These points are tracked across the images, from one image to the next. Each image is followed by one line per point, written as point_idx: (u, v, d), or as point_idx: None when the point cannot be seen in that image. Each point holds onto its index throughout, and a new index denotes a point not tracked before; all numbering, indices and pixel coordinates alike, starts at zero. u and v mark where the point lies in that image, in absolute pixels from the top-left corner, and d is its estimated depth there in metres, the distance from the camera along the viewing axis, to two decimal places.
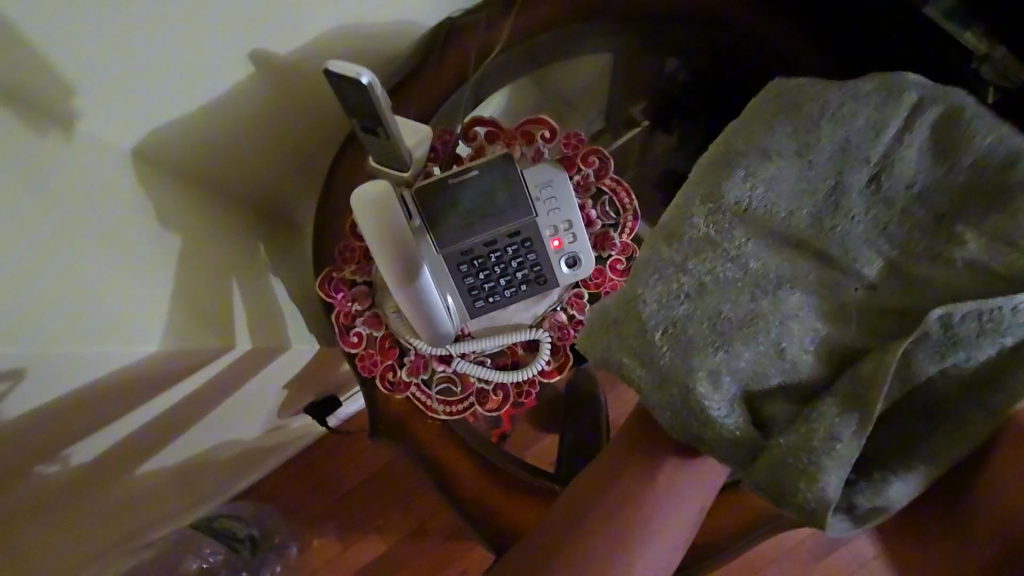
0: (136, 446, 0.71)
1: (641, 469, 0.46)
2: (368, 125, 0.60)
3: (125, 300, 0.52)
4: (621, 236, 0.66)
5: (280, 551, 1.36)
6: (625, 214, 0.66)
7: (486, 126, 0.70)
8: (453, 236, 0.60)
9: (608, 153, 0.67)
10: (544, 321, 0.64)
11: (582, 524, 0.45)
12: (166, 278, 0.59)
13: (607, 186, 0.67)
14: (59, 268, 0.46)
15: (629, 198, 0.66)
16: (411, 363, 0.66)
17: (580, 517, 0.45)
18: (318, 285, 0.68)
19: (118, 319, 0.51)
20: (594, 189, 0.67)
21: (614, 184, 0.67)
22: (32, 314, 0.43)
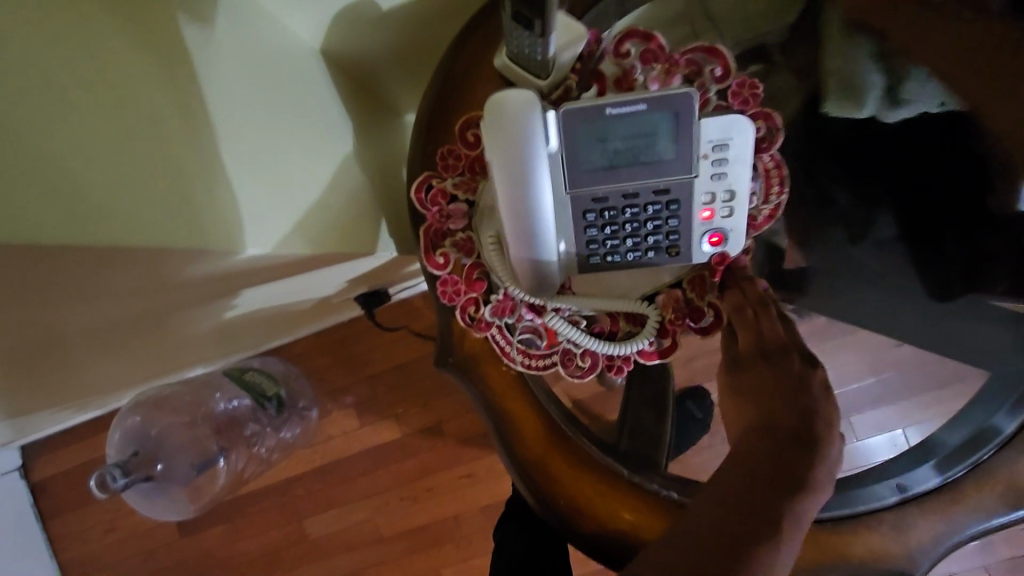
0: (182, 298, 0.67)
1: (794, 462, 0.42)
2: (523, 14, 0.48)
3: (214, 188, 0.45)
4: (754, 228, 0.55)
5: (302, 414, 1.40)
6: (765, 205, 0.55)
7: (643, 42, 0.56)
8: (590, 178, 0.50)
9: (780, 123, 0.55)
10: (658, 296, 0.56)
11: (739, 494, 0.39)
12: (272, 153, 0.54)
13: (764, 164, 0.55)
14: (137, 132, 0.40)
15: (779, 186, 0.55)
16: (498, 302, 0.59)
17: (739, 491, 0.39)
18: (413, 190, 0.60)
19: (211, 207, 0.44)
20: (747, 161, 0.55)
21: (772, 167, 0.55)
22: (104, 169, 0.36)
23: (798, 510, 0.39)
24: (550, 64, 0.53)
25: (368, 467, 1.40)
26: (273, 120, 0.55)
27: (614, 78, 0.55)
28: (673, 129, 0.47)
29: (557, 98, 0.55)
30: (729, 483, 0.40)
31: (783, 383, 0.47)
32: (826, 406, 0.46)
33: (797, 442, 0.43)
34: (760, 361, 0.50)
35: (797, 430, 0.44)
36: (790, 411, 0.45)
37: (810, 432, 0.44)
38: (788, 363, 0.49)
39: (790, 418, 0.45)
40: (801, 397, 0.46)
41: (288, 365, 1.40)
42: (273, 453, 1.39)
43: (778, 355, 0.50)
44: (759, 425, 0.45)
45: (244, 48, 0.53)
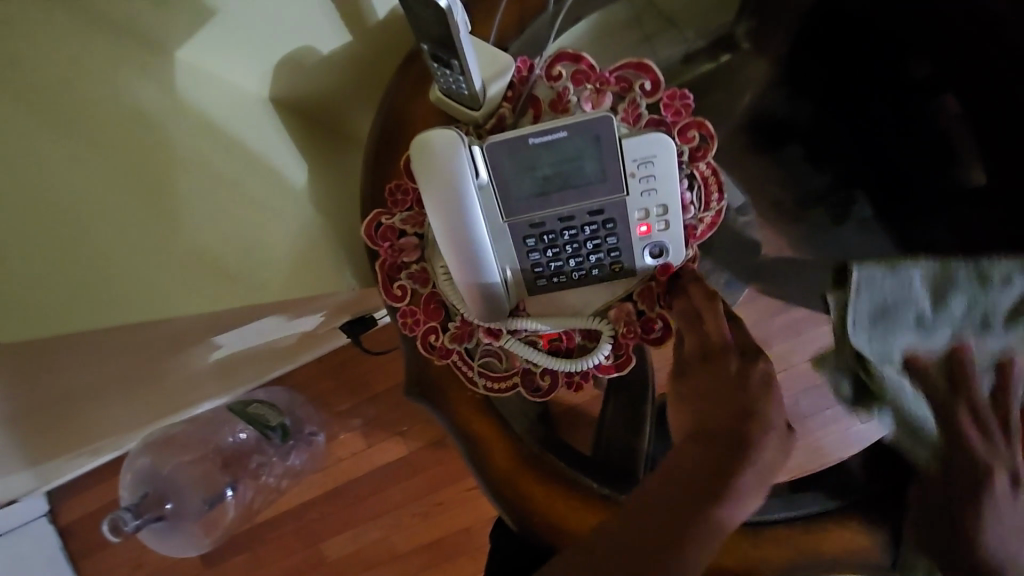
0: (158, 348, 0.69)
1: (722, 460, 0.41)
2: (440, 54, 0.49)
3: (147, 259, 0.46)
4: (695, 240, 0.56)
5: (308, 439, 1.43)
6: (707, 211, 0.56)
7: (572, 63, 0.56)
8: (524, 206, 0.51)
9: (714, 130, 0.55)
10: (609, 311, 0.57)
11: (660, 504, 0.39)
12: (222, 213, 0.56)
13: (700, 172, 0.55)
14: (59, 218, 0.41)
15: (718, 197, 0.55)
16: (456, 329, 0.60)
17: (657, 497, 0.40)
18: (362, 229, 0.61)
19: (144, 278, 0.46)
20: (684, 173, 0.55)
21: (709, 174, 0.55)
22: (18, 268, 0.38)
23: (725, 513, 0.39)
24: (480, 96, 0.54)
25: (376, 486, 1.42)
26: (225, 180, 0.58)
27: (549, 102, 0.56)
28: (596, 152, 0.48)
29: (492, 126, 0.56)
30: (657, 492, 0.40)
31: (722, 382, 0.47)
32: (768, 402, 0.45)
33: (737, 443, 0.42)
34: (699, 363, 0.50)
35: (735, 428, 0.43)
36: (729, 411, 0.45)
37: (745, 429, 0.43)
38: (726, 364, 0.48)
39: (721, 425, 0.44)
40: (740, 395, 0.46)
41: (291, 393, 1.42)
42: (284, 481, 1.43)
43: (718, 355, 0.49)
44: (697, 427, 0.45)
45: (193, 114, 0.56)
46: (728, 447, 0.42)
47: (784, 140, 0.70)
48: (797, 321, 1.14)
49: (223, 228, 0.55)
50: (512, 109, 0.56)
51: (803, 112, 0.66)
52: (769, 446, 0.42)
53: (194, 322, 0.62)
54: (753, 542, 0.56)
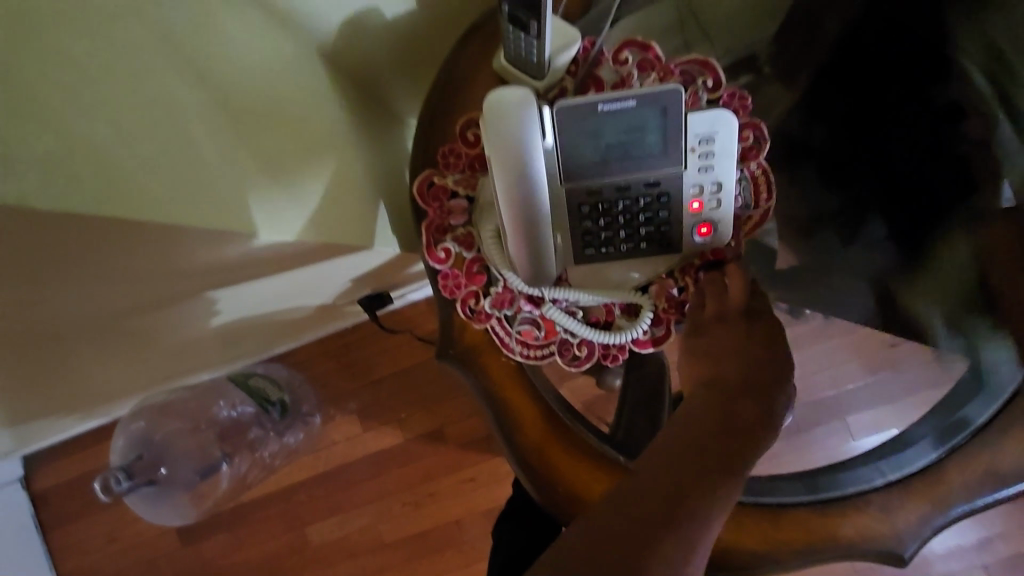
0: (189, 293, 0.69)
1: (733, 404, 0.44)
2: (519, 17, 0.51)
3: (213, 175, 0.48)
4: (740, 231, 0.57)
5: (304, 419, 1.41)
6: (755, 209, 0.58)
7: (641, 51, 0.59)
8: (584, 172, 0.52)
9: (767, 130, 0.58)
10: (651, 286, 0.58)
11: (689, 447, 0.40)
12: (276, 147, 0.57)
13: (751, 172, 0.58)
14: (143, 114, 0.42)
15: (768, 193, 0.57)
16: (497, 295, 0.61)
17: (686, 442, 0.41)
18: (414, 186, 0.62)
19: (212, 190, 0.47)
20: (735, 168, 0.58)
21: (758, 173, 0.58)
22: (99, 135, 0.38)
23: (744, 462, 0.41)
24: (546, 66, 0.56)
25: (370, 472, 1.41)
26: (282, 129, 0.58)
27: (612, 82, 0.58)
28: (662, 124, 0.49)
29: (552, 96, 0.58)
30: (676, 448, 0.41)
31: (733, 334, 0.50)
32: (776, 358, 0.49)
33: (742, 395, 0.45)
34: (718, 324, 0.51)
35: (742, 383, 0.46)
36: (738, 366, 0.47)
37: (755, 379, 0.46)
38: (733, 326, 0.50)
39: (732, 379, 0.46)
40: (752, 348, 0.49)
41: (291, 371, 1.41)
42: (276, 459, 1.40)
43: (736, 317, 0.51)
44: (710, 380, 0.47)
45: (263, 62, 0.56)
46: (737, 392, 0.45)
47: (800, 161, 0.74)
48: (800, 337, 1.16)
49: (275, 161, 0.57)
50: (574, 83, 0.59)
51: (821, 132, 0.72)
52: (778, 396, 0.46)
53: (235, 263, 0.62)
54: (772, 524, 0.58)
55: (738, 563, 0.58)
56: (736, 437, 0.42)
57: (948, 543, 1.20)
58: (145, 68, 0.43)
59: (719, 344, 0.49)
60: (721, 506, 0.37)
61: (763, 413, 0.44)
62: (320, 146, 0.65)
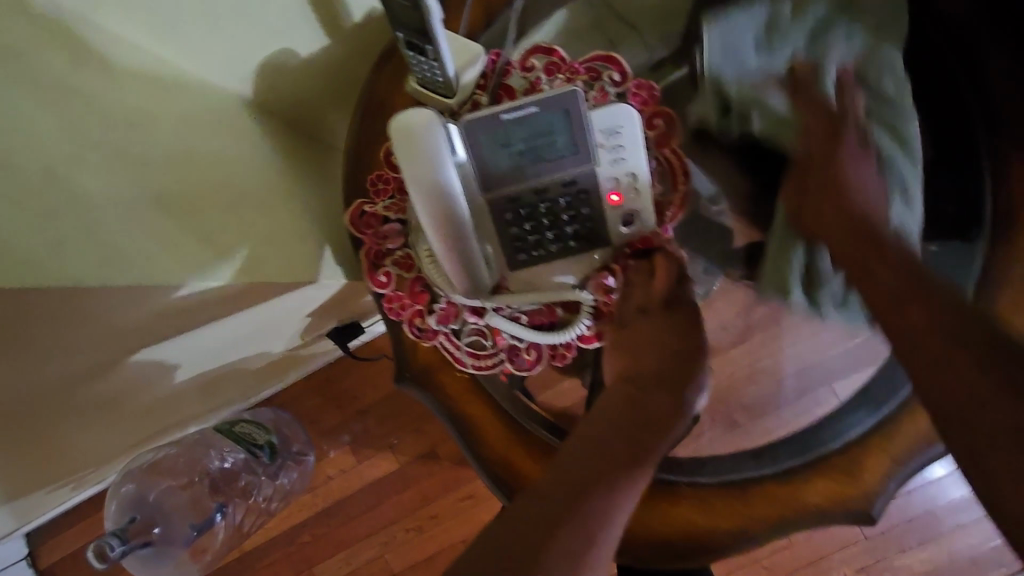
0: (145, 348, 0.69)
1: (645, 400, 0.54)
2: (414, 42, 0.52)
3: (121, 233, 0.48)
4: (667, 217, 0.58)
5: (297, 459, 1.41)
6: (676, 195, 0.58)
7: (546, 56, 0.61)
8: (502, 180, 0.53)
9: (676, 117, 0.59)
10: (588, 281, 0.58)
11: (607, 446, 0.50)
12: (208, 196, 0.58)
13: (667, 157, 0.58)
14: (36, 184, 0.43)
15: (684, 174, 0.58)
16: (441, 310, 0.62)
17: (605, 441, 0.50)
18: (347, 218, 0.63)
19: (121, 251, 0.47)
20: (651, 156, 0.59)
21: (675, 158, 0.58)
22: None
23: (649, 450, 0.51)
24: (453, 84, 0.57)
25: (369, 503, 1.40)
26: (218, 187, 0.59)
27: (523, 89, 0.60)
28: (567, 125, 0.51)
29: (467, 111, 0.59)
30: (587, 444, 0.50)
31: (656, 330, 0.57)
32: (691, 349, 0.57)
33: (655, 386, 0.55)
34: (639, 317, 0.57)
35: (657, 375, 0.55)
36: (657, 360, 0.56)
37: (671, 375, 0.55)
38: (654, 317, 0.57)
39: (647, 373, 0.55)
40: (672, 341, 0.57)
41: (278, 413, 1.41)
42: (274, 503, 1.40)
43: (660, 309, 0.57)
44: (630, 373, 0.56)
45: (179, 118, 0.57)
46: (652, 388, 0.55)
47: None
48: None
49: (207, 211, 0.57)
50: (487, 96, 0.60)
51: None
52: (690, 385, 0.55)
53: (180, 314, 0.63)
54: (741, 501, 0.58)
55: (712, 545, 0.58)
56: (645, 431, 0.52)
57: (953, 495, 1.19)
58: (39, 142, 0.45)
59: (640, 338, 0.57)
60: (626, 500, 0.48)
61: (670, 404, 0.54)
62: (258, 191, 0.65)
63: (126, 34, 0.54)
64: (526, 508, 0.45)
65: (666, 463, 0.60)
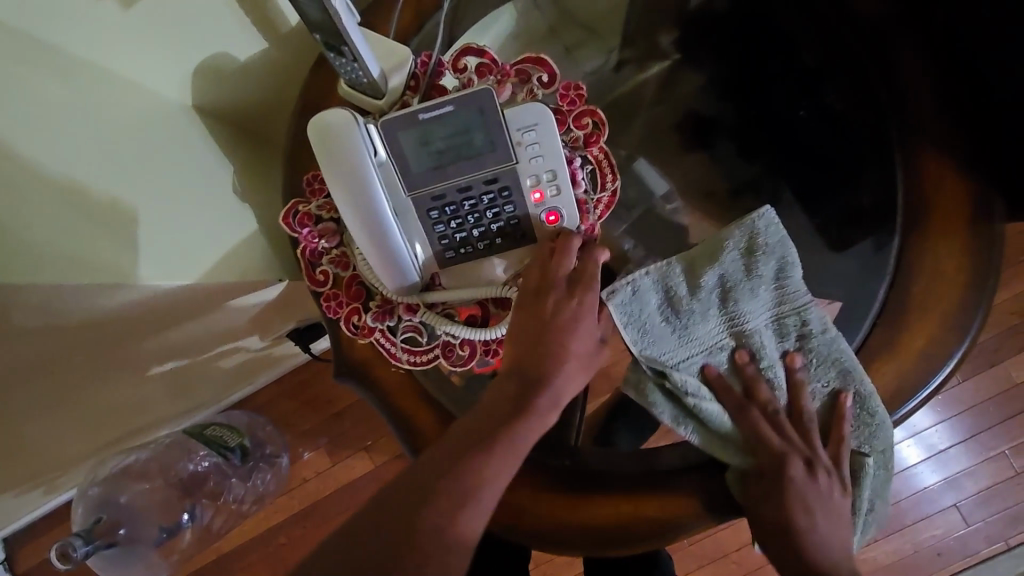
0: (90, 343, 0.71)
1: (517, 392, 0.53)
2: (332, 43, 0.53)
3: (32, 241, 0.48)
4: (593, 214, 0.60)
5: (271, 461, 1.41)
6: (603, 192, 0.61)
7: (478, 57, 0.62)
8: (425, 179, 0.54)
9: (605, 117, 0.61)
10: (517, 279, 0.59)
11: (466, 445, 0.51)
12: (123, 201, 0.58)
13: (595, 155, 0.61)
14: None
15: (612, 176, 0.60)
16: (378, 307, 0.63)
17: (466, 439, 0.51)
18: (282, 217, 0.64)
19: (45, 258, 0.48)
20: (580, 155, 0.61)
21: (602, 156, 0.61)
22: None
23: (513, 444, 0.51)
24: (379, 84, 0.58)
25: (344, 504, 1.41)
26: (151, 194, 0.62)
27: (454, 90, 0.61)
28: (484, 124, 0.52)
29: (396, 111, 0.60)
30: (477, 422, 0.52)
31: (537, 315, 0.54)
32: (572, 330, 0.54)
33: (528, 378, 0.53)
34: (528, 299, 0.55)
35: (529, 365, 0.53)
36: (534, 347, 0.54)
37: (550, 362, 0.53)
38: (552, 296, 0.55)
39: (525, 362, 0.54)
40: (551, 322, 0.54)
41: (253, 416, 1.40)
42: (247, 503, 1.40)
43: (545, 293, 0.55)
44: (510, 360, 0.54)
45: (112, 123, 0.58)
46: (523, 379, 0.53)
47: (713, 137, 0.77)
48: None
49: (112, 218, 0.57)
50: (417, 97, 0.61)
51: (728, 111, 0.76)
52: (568, 370, 0.54)
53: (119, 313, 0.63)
54: (668, 490, 0.60)
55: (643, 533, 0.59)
56: (510, 426, 0.51)
57: (944, 500, 1.16)
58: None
59: (523, 321, 0.55)
60: (470, 503, 0.48)
61: (541, 396, 0.53)
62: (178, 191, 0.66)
63: (71, 44, 0.54)
64: (369, 510, 0.49)
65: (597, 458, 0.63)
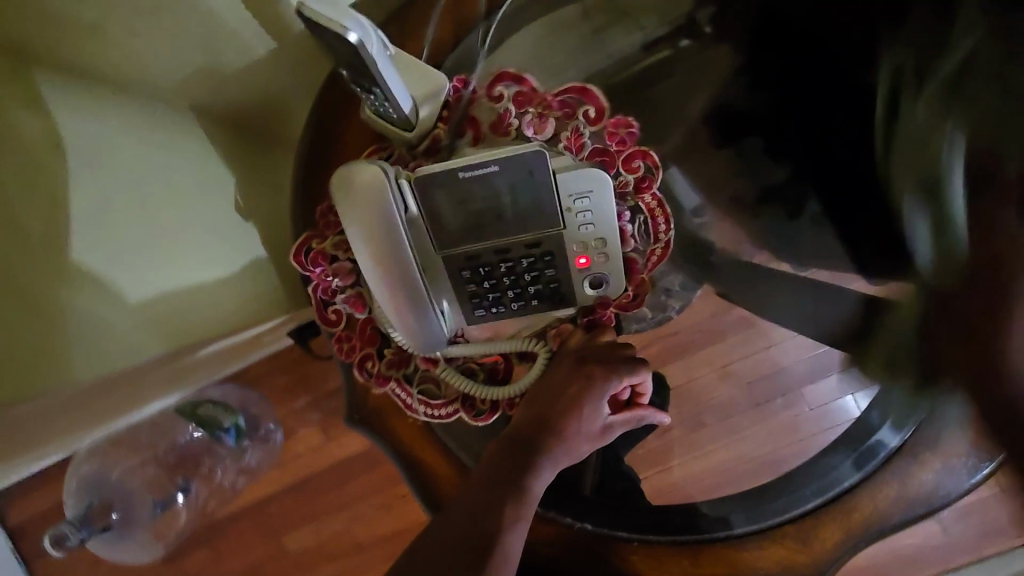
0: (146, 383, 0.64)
1: (525, 457, 0.48)
2: (359, 80, 0.46)
3: None
4: (644, 269, 0.53)
5: (265, 438, 1.35)
6: (655, 243, 0.53)
7: (515, 84, 0.54)
8: (459, 238, 0.49)
9: (658, 159, 0.52)
10: (549, 333, 0.55)
11: (470, 520, 0.45)
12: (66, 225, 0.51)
13: (646, 204, 0.53)
14: None
15: (665, 227, 0.52)
16: (394, 355, 0.58)
17: (468, 515, 0.45)
18: (293, 253, 0.58)
19: None
20: (630, 202, 0.52)
21: (654, 203, 0.53)
22: None
23: (517, 517, 0.46)
24: (410, 119, 0.51)
25: (339, 482, 1.35)
26: (152, 218, 0.60)
27: (488, 122, 0.53)
28: (530, 187, 0.46)
29: (427, 147, 0.53)
30: (488, 469, 0.48)
31: (553, 379, 0.51)
32: (582, 392, 0.50)
33: (538, 442, 0.49)
34: (553, 365, 0.53)
35: (539, 428, 0.49)
36: (540, 412, 0.50)
37: (563, 421, 0.49)
38: (562, 367, 0.52)
39: (528, 424, 0.50)
40: (564, 386, 0.50)
41: (244, 391, 1.32)
42: (240, 480, 1.35)
43: (569, 360, 0.52)
44: (518, 427, 0.50)
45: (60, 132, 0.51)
46: (532, 442, 0.49)
47: (743, 131, 0.66)
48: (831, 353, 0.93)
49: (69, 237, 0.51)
50: (448, 130, 0.53)
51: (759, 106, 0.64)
52: (579, 433, 0.50)
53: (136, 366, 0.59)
54: (691, 562, 0.58)
55: None
56: (515, 495, 0.47)
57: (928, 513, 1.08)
58: None
59: (546, 382, 0.52)
60: None
61: (551, 459, 0.49)
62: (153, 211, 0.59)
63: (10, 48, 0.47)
64: None
65: (623, 522, 0.60)
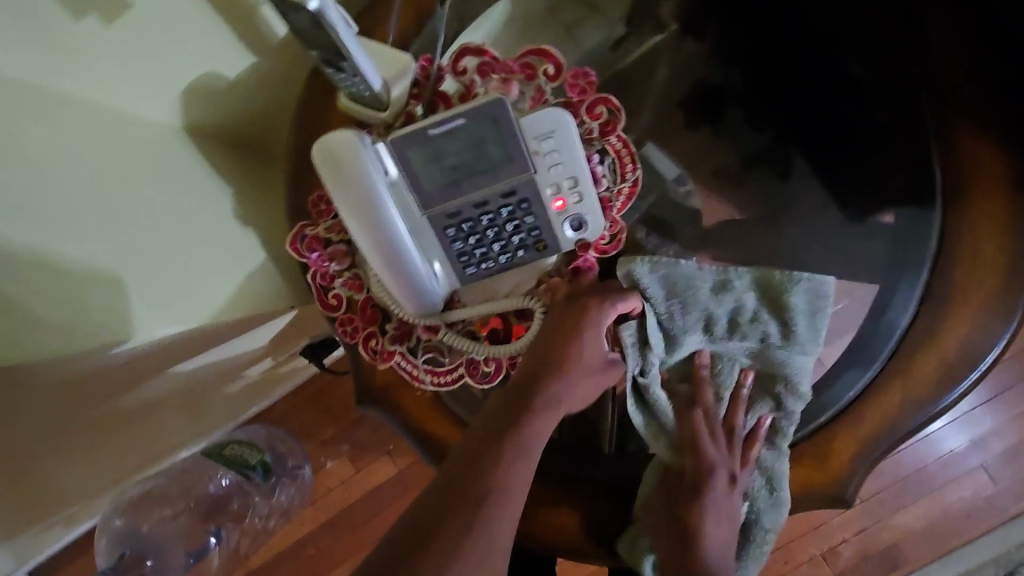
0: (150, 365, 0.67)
1: (529, 399, 0.50)
2: (329, 58, 0.50)
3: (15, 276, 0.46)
4: (619, 208, 0.56)
5: (293, 475, 1.34)
6: (624, 181, 0.56)
7: (477, 55, 0.57)
8: (439, 195, 0.52)
9: (620, 104, 0.56)
10: (540, 285, 0.57)
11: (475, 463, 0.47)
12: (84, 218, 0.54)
13: (613, 146, 0.56)
14: None
15: (634, 165, 0.56)
16: (396, 329, 0.60)
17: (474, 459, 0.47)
18: (288, 242, 0.60)
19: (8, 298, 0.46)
20: (598, 145, 0.56)
21: (620, 144, 0.56)
22: None
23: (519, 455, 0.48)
24: (383, 96, 0.55)
25: (373, 510, 1.34)
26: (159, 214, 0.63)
27: (457, 94, 0.57)
28: (498, 134, 0.49)
29: (401, 124, 0.57)
30: (492, 416, 0.50)
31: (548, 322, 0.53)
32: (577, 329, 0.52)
33: (539, 382, 0.50)
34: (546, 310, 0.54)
35: (538, 370, 0.51)
36: (538, 355, 0.51)
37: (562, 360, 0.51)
38: (556, 310, 0.54)
39: (528, 368, 0.51)
40: (558, 326, 0.52)
41: (268, 430, 1.33)
42: (272, 520, 1.35)
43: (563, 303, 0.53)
44: (519, 373, 0.52)
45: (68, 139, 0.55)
46: (533, 385, 0.50)
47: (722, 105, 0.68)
48: None
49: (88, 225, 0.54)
50: (422, 106, 0.57)
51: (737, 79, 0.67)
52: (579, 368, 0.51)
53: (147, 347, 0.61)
54: None
55: None
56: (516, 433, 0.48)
57: (969, 460, 1.05)
58: None
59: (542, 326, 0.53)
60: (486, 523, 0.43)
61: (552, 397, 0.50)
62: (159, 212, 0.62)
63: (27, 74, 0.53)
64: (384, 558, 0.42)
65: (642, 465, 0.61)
